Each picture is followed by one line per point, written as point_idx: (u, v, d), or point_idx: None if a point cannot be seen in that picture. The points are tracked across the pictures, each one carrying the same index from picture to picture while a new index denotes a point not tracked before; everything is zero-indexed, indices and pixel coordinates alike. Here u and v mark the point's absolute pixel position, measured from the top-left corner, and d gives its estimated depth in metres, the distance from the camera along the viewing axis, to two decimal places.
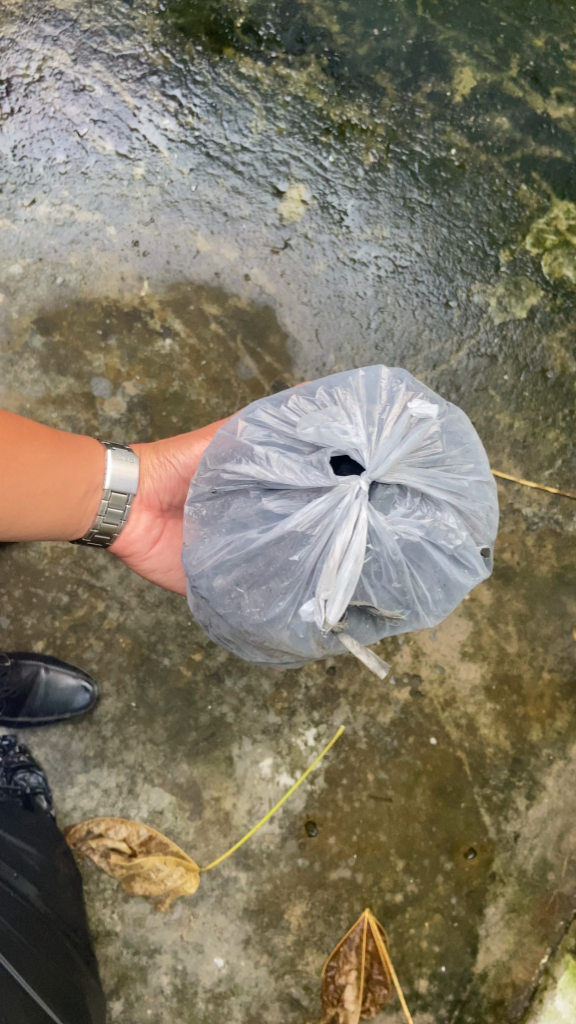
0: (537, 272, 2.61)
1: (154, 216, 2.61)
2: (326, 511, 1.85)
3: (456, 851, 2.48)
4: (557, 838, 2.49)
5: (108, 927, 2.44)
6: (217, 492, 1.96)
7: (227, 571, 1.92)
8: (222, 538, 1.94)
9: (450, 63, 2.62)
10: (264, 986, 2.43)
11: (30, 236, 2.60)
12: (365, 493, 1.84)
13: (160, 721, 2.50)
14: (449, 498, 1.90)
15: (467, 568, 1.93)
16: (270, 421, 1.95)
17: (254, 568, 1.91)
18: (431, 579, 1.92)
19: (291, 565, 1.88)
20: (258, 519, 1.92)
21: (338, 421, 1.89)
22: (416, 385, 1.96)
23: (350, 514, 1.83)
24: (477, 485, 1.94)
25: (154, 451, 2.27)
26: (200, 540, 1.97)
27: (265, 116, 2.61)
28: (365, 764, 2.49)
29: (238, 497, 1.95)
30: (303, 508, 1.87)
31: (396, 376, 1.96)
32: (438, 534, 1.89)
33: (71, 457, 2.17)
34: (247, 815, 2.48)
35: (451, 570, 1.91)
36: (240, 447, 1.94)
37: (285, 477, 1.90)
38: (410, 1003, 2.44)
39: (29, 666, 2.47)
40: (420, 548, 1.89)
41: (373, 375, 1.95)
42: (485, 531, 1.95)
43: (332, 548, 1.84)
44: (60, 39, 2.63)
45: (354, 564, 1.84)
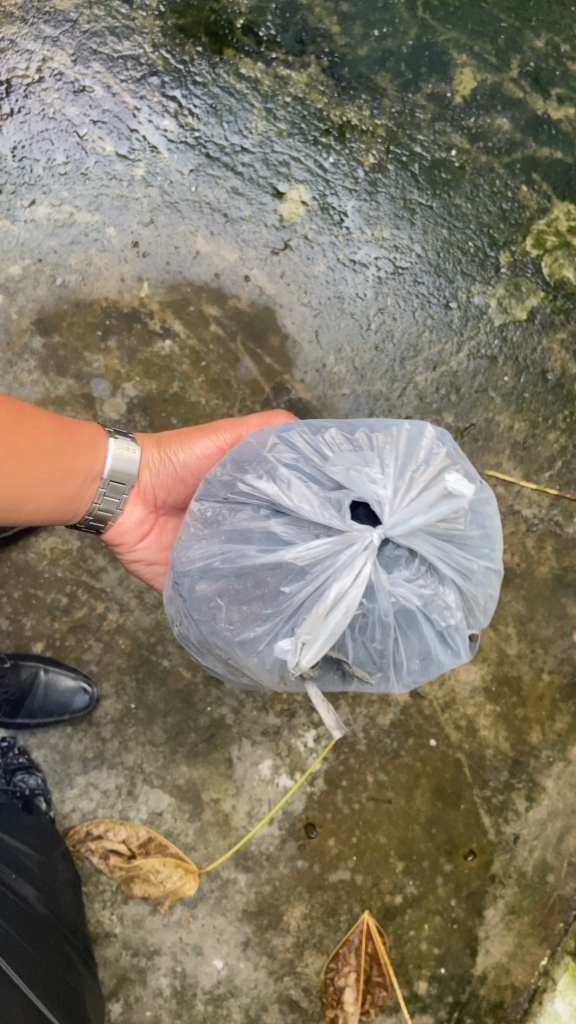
0: (537, 273, 2.61)
1: (154, 217, 2.61)
2: (332, 552, 1.83)
3: (456, 853, 2.47)
4: (557, 840, 2.48)
5: (108, 928, 2.44)
6: (228, 501, 1.95)
7: (212, 578, 1.92)
8: (218, 546, 1.93)
9: (450, 63, 2.62)
10: (264, 987, 2.43)
11: (30, 236, 2.60)
12: (374, 548, 1.82)
13: (160, 722, 2.50)
14: (455, 577, 1.89)
15: (448, 648, 1.91)
16: (303, 447, 1.93)
17: (242, 585, 1.89)
18: (412, 648, 1.90)
19: (280, 595, 1.86)
20: (260, 538, 1.90)
21: (368, 467, 1.88)
22: (457, 454, 1.95)
23: (354, 563, 1.81)
24: (485, 569, 1.93)
25: (156, 444, 2.27)
26: (195, 546, 1.96)
27: (265, 116, 2.61)
28: (365, 765, 2.49)
29: (246, 510, 1.93)
30: (308, 545, 1.85)
31: (441, 439, 1.95)
32: (432, 609, 1.88)
33: (72, 444, 2.16)
34: (247, 816, 2.47)
35: (433, 646, 1.90)
36: (265, 462, 1.93)
37: (300, 504, 1.88)
38: (409, 1005, 2.44)
39: (29, 666, 2.47)
40: (411, 616, 1.87)
41: (419, 432, 1.94)
42: (475, 618, 1.94)
43: (329, 591, 1.82)
44: (60, 40, 2.62)
45: (343, 615, 1.81)
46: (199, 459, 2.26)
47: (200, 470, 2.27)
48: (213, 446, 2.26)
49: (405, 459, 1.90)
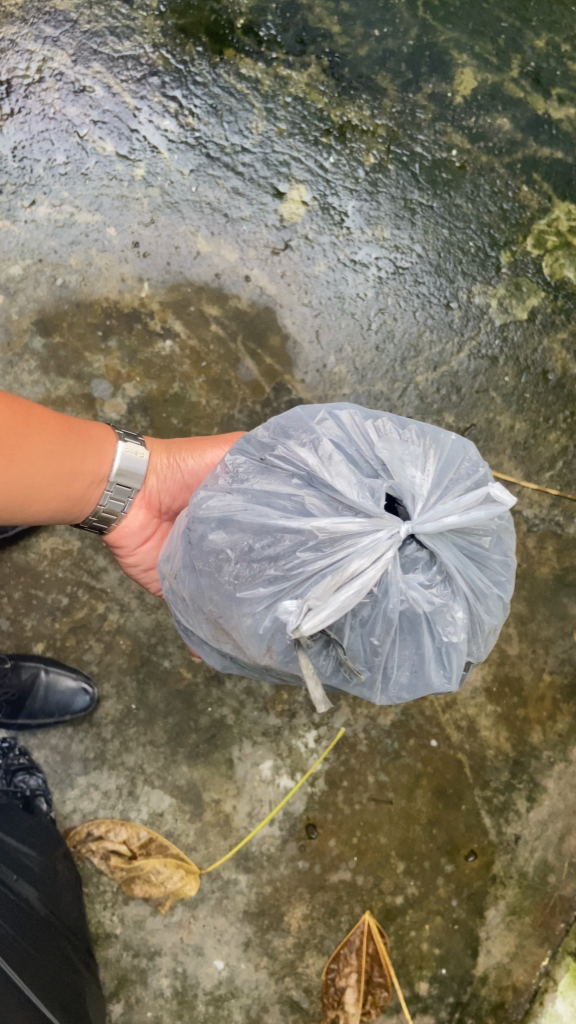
0: (538, 272, 2.61)
1: (154, 217, 2.61)
2: (356, 531, 1.83)
3: (457, 853, 2.47)
4: (558, 840, 2.48)
5: (108, 929, 2.44)
6: (265, 461, 1.95)
7: (229, 530, 1.92)
8: (243, 501, 1.93)
9: (451, 63, 2.61)
10: (265, 988, 2.43)
11: (30, 236, 2.59)
12: (399, 537, 1.81)
13: (160, 723, 2.49)
14: (468, 597, 1.88)
15: (443, 669, 1.90)
16: (352, 426, 1.94)
17: (259, 545, 1.89)
18: (406, 657, 1.89)
19: (293, 561, 1.85)
20: (285, 503, 1.90)
21: (410, 464, 1.88)
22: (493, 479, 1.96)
23: (377, 548, 1.81)
24: (496, 596, 1.93)
25: (165, 449, 2.27)
26: (219, 499, 1.95)
27: (265, 116, 2.61)
28: (365, 766, 2.48)
29: (280, 473, 1.93)
30: (331, 519, 1.85)
31: (482, 457, 1.97)
32: (439, 622, 1.86)
33: (79, 445, 2.16)
34: (247, 817, 2.47)
35: (428, 661, 1.89)
36: (310, 432, 1.94)
37: (335, 478, 1.88)
38: (410, 1006, 2.43)
39: (29, 667, 2.47)
40: (416, 621, 1.86)
41: (463, 445, 1.95)
42: (474, 646, 1.94)
43: (348, 567, 1.81)
44: (60, 40, 2.62)
45: (354, 593, 1.80)
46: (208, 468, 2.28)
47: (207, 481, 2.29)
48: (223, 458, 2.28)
49: (446, 466, 1.91)
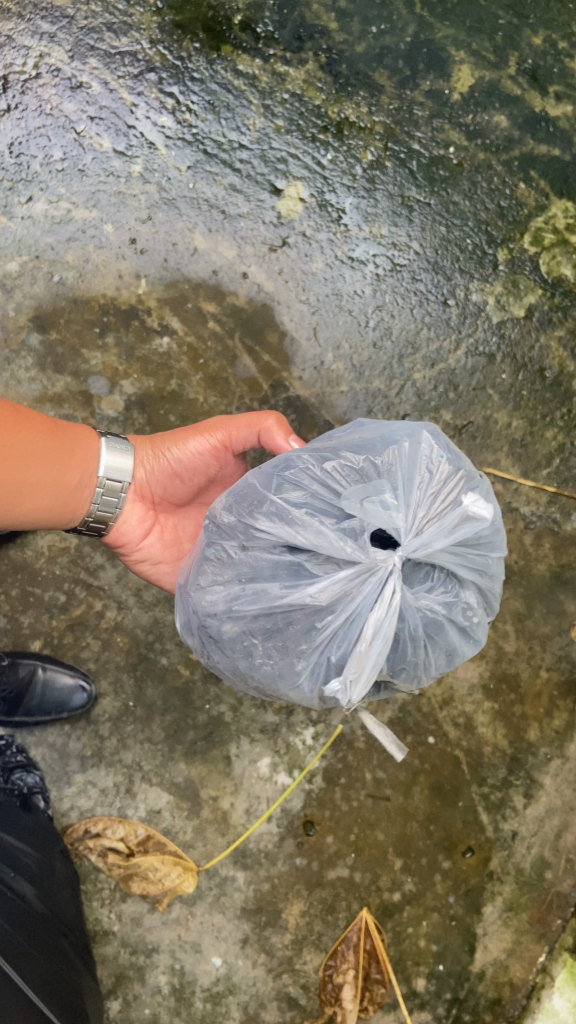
0: (535, 271, 2.61)
1: (152, 214, 2.60)
2: (359, 585, 1.88)
3: (454, 850, 2.48)
4: (555, 837, 2.49)
5: (106, 926, 2.44)
6: (242, 541, 1.96)
7: (239, 620, 1.95)
8: (239, 587, 1.95)
9: (448, 60, 2.61)
10: (262, 985, 2.43)
11: (27, 233, 2.59)
12: (398, 569, 1.86)
13: (158, 721, 2.49)
14: (475, 578, 1.95)
15: (472, 640, 1.98)
16: (309, 479, 1.95)
17: (272, 623, 1.93)
18: (439, 651, 1.96)
19: (313, 634, 1.91)
20: (280, 575, 1.93)
21: (381, 495, 1.90)
22: (456, 458, 1.98)
23: (384, 596, 1.86)
24: (498, 560, 1.99)
25: (149, 442, 2.26)
26: (217, 589, 1.98)
27: (263, 113, 2.60)
28: (363, 763, 2.49)
29: (261, 548, 1.95)
30: (331, 582, 1.88)
31: (439, 444, 1.98)
32: (456, 611, 1.93)
33: (66, 444, 2.17)
34: (245, 815, 2.47)
35: (459, 642, 1.96)
36: (276, 504, 1.94)
37: (318, 540, 1.90)
38: (408, 1002, 2.44)
39: (27, 663, 2.48)
40: (439, 623, 1.93)
41: (415, 444, 1.96)
42: (493, 607, 2.01)
43: (365, 626, 1.88)
44: (56, 36, 2.61)
45: (384, 645, 1.88)
46: (193, 456, 2.26)
47: (195, 467, 2.28)
48: (207, 444, 2.25)
49: (410, 476, 1.92)
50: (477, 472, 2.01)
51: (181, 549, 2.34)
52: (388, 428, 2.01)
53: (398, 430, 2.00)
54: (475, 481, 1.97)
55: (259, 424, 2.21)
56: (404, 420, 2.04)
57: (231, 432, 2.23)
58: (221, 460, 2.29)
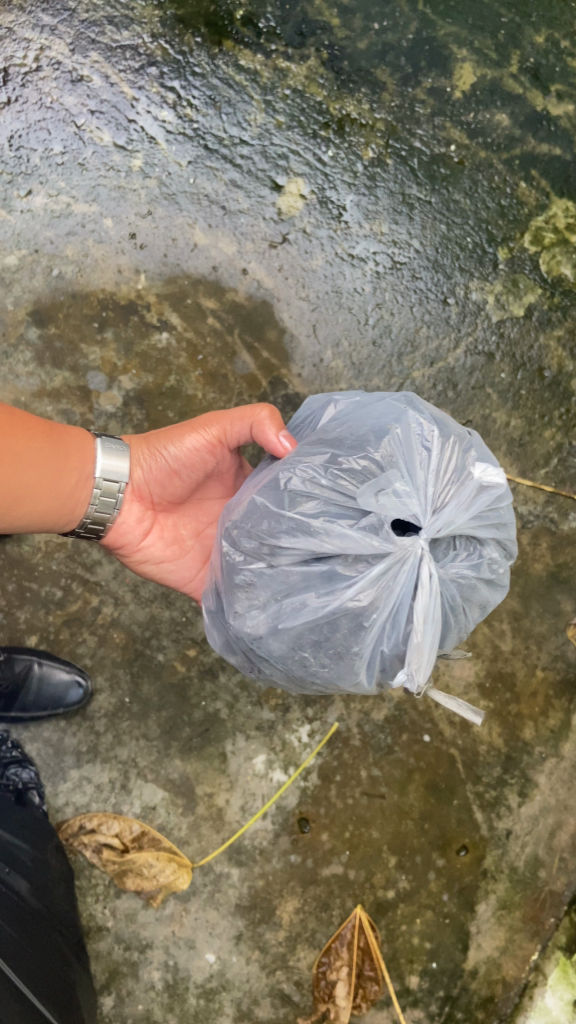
0: (535, 270, 2.61)
1: (152, 209, 2.59)
2: (396, 577, 1.90)
3: (448, 848, 2.48)
4: (549, 835, 2.49)
5: (100, 922, 2.44)
6: (268, 560, 1.95)
7: (287, 637, 1.94)
8: (277, 606, 1.95)
9: (450, 58, 2.61)
10: (256, 982, 2.43)
11: (26, 227, 2.58)
12: (426, 551, 1.89)
13: (154, 717, 2.49)
14: (495, 533, 1.97)
15: (501, 591, 2.02)
16: (318, 487, 1.94)
17: (320, 632, 1.93)
18: (476, 610, 1.99)
19: (363, 635, 1.92)
20: (315, 583, 1.93)
21: (392, 488, 1.91)
22: (444, 425, 2.00)
23: (423, 583, 1.89)
24: (510, 508, 2.01)
25: (145, 442, 2.25)
26: (254, 613, 1.96)
27: (264, 108, 2.59)
28: (358, 761, 2.49)
29: (288, 562, 1.94)
30: (369, 581, 1.90)
31: (426, 418, 1.99)
32: (487, 571, 1.97)
33: (62, 444, 2.16)
34: (240, 811, 2.47)
35: (491, 596, 2.00)
36: (295, 519, 1.93)
37: (344, 543, 1.91)
38: (401, 999, 2.44)
39: (23, 660, 2.47)
40: (471, 587, 1.96)
41: (406, 426, 1.97)
42: (515, 554, 2.05)
43: (414, 614, 1.90)
44: (57, 29, 2.60)
45: (435, 626, 1.92)
46: (190, 453, 2.24)
47: (193, 463, 2.25)
48: (203, 440, 2.23)
49: (411, 459, 1.94)
50: (466, 432, 2.03)
51: (183, 545, 2.34)
52: (373, 412, 2.01)
53: (382, 412, 2.00)
54: (468, 442, 2.00)
55: (252, 418, 2.16)
56: (383, 399, 2.04)
57: (225, 427, 2.21)
58: (219, 455, 2.26)
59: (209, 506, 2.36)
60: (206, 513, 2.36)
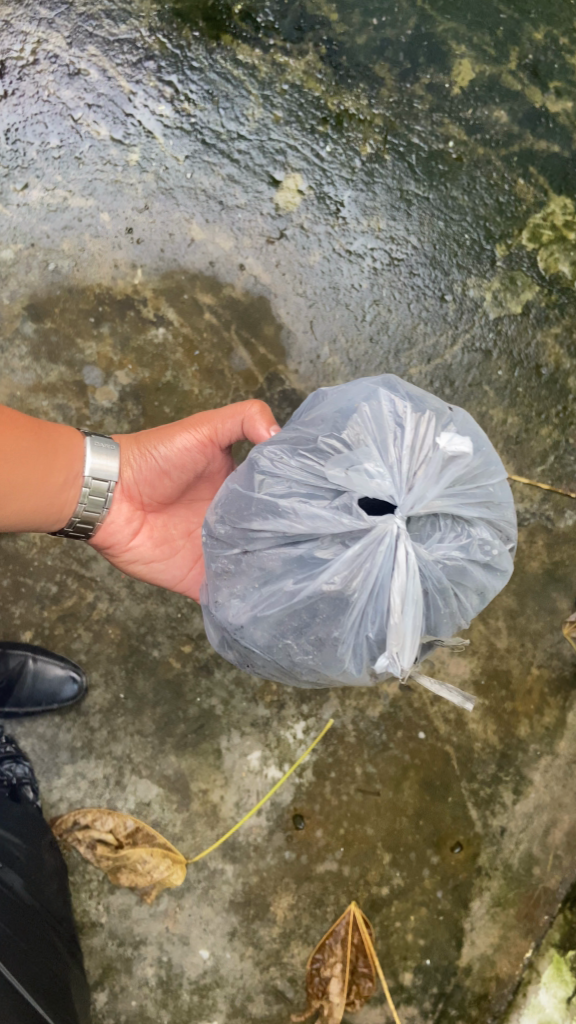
0: (533, 266, 2.60)
1: (149, 204, 2.58)
2: (371, 558, 1.89)
3: (443, 845, 2.48)
4: (543, 832, 2.49)
5: (93, 918, 2.43)
6: (243, 549, 1.97)
7: (268, 624, 1.95)
8: (256, 593, 1.96)
9: (449, 54, 2.60)
10: (250, 978, 2.43)
11: (22, 221, 2.57)
12: (402, 530, 1.89)
13: (149, 712, 2.49)
14: (482, 512, 1.96)
15: (498, 573, 1.99)
16: (289, 471, 1.95)
17: (299, 617, 1.92)
18: (471, 593, 1.97)
19: (343, 618, 1.91)
20: (291, 569, 1.93)
21: (361, 465, 1.91)
22: (418, 401, 1.99)
23: (399, 562, 1.88)
24: (499, 486, 2.00)
25: (135, 442, 2.24)
26: (234, 602, 1.98)
27: (262, 103, 2.58)
28: (353, 757, 2.49)
29: (262, 548, 1.95)
30: (343, 562, 1.89)
31: (398, 395, 1.98)
32: (476, 551, 1.94)
33: (50, 444, 2.16)
34: (235, 808, 2.47)
35: (487, 578, 1.97)
36: (267, 504, 1.95)
37: (316, 525, 1.91)
38: (395, 996, 2.44)
39: (18, 653, 2.48)
40: (462, 569, 1.93)
41: (375, 403, 1.96)
42: (510, 534, 2.02)
43: (392, 595, 1.89)
44: (55, 22, 2.59)
45: (416, 607, 1.90)
46: (181, 453, 2.23)
47: (184, 464, 2.24)
48: (193, 439, 2.22)
49: (381, 436, 1.93)
50: (446, 408, 2.02)
51: (174, 544, 2.33)
52: (346, 394, 2.01)
53: (355, 392, 2.00)
54: (447, 417, 1.99)
55: (243, 415, 2.17)
56: (361, 380, 2.04)
57: (216, 426, 2.20)
58: (210, 455, 2.24)
59: (200, 506, 2.35)
60: (197, 513, 2.35)
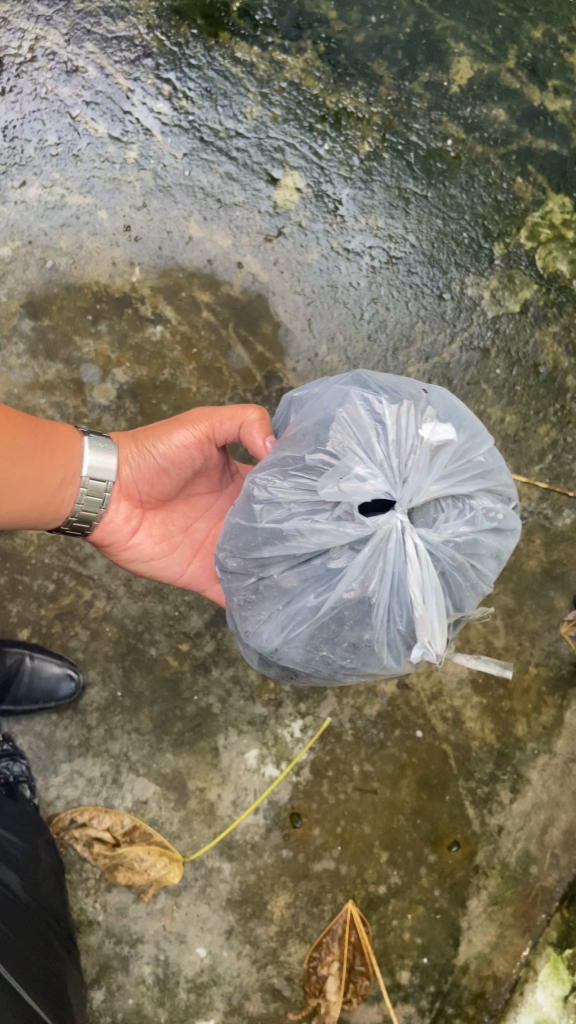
0: (531, 265, 2.60)
1: (147, 201, 2.58)
2: (382, 557, 1.89)
3: (440, 844, 2.48)
4: (540, 832, 2.49)
5: (90, 916, 2.43)
6: (259, 575, 1.98)
7: (301, 641, 1.95)
8: (282, 616, 1.96)
9: (447, 52, 2.60)
10: (246, 976, 2.43)
11: (20, 218, 2.57)
12: (405, 524, 1.89)
13: (146, 711, 2.49)
14: (479, 482, 1.96)
15: (507, 535, 1.99)
16: (287, 491, 1.95)
17: (329, 628, 1.93)
18: (488, 560, 1.97)
19: (370, 621, 1.91)
20: (309, 584, 1.94)
21: (352, 471, 1.91)
22: (393, 393, 1.98)
23: (409, 555, 1.89)
24: (490, 453, 2.00)
25: (133, 440, 2.24)
26: (261, 629, 1.99)
27: (260, 101, 2.58)
28: (351, 756, 2.49)
29: (277, 570, 1.96)
30: (357, 567, 1.90)
31: (372, 392, 1.98)
32: (483, 521, 1.95)
33: (47, 443, 2.15)
34: (232, 806, 2.47)
35: (498, 544, 1.97)
36: (273, 527, 1.94)
37: (322, 538, 1.91)
38: (392, 994, 2.44)
39: (15, 652, 2.47)
40: (472, 542, 1.94)
41: (351, 408, 1.96)
42: (511, 494, 2.02)
43: (410, 589, 1.89)
44: (52, 19, 2.59)
45: (435, 592, 1.90)
46: (179, 451, 2.22)
47: (182, 462, 2.23)
48: (191, 437, 2.20)
49: (365, 437, 1.93)
50: (421, 391, 2.01)
51: (173, 541, 2.33)
52: (324, 402, 2.01)
53: (329, 401, 2.00)
54: (424, 401, 1.98)
55: (241, 419, 2.16)
56: (333, 386, 2.03)
57: (214, 424, 2.19)
58: (207, 453, 2.23)
59: (197, 501, 2.34)
60: (194, 508, 2.34)
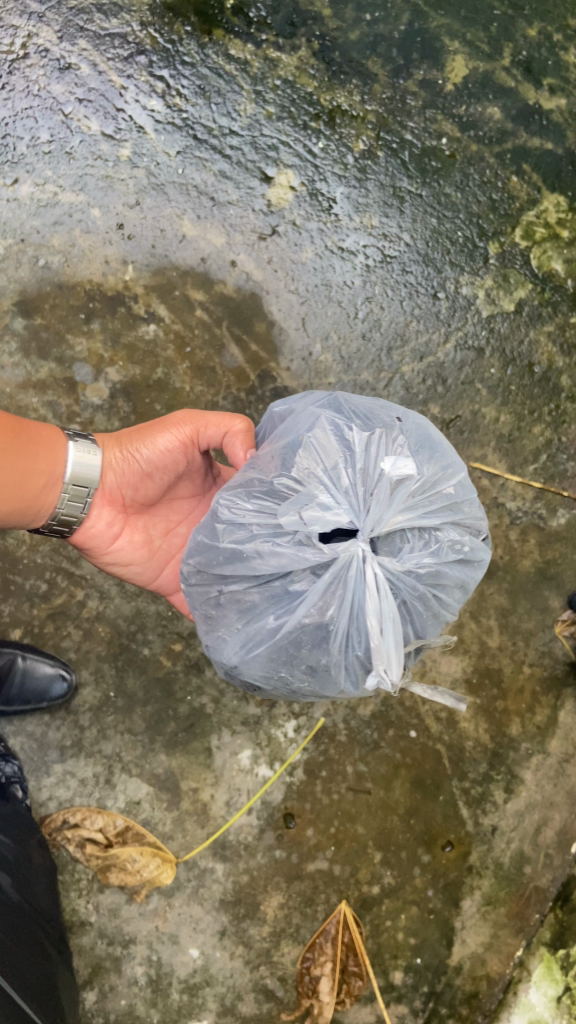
0: (526, 265, 2.59)
1: (140, 199, 2.57)
2: (343, 584, 1.89)
3: (434, 844, 2.47)
4: (534, 832, 2.49)
5: (83, 917, 2.43)
6: (221, 592, 1.98)
7: (259, 660, 1.95)
8: (241, 635, 1.96)
9: (442, 50, 2.59)
10: (240, 977, 2.42)
11: (12, 216, 2.56)
12: (367, 553, 1.89)
13: (139, 711, 2.48)
14: (447, 513, 1.96)
15: (473, 566, 1.99)
16: (250, 511, 1.95)
17: (287, 650, 1.93)
18: (452, 590, 1.96)
19: (328, 646, 1.91)
20: (269, 605, 1.94)
21: (317, 497, 1.90)
22: (365, 421, 1.98)
23: (369, 586, 1.88)
24: (460, 485, 1.99)
25: (117, 443, 2.23)
26: (222, 644, 1.99)
27: (254, 99, 2.57)
28: (344, 756, 2.48)
29: (237, 588, 1.96)
30: (316, 593, 1.90)
31: (343, 419, 1.97)
32: (448, 552, 1.94)
33: (30, 444, 2.14)
34: (225, 807, 2.46)
35: (463, 575, 1.97)
36: (236, 547, 1.95)
37: (285, 561, 1.91)
38: (384, 995, 2.44)
39: (7, 652, 2.46)
40: (436, 573, 1.93)
41: (321, 433, 1.95)
42: (481, 526, 2.01)
43: (368, 618, 1.88)
44: (45, 16, 2.58)
45: (394, 624, 1.90)
46: (163, 454, 2.21)
47: (166, 465, 2.23)
48: (176, 439, 2.20)
49: (332, 464, 1.92)
50: (396, 419, 2.00)
51: (152, 546, 2.32)
52: (298, 423, 2.00)
53: (300, 425, 1.99)
54: (397, 431, 1.97)
55: (227, 428, 2.17)
56: (307, 410, 2.02)
57: (199, 428, 2.19)
58: (191, 457, 2.23)
59: (180, 506, 2.33)
60: (176, 512, 2.33)
